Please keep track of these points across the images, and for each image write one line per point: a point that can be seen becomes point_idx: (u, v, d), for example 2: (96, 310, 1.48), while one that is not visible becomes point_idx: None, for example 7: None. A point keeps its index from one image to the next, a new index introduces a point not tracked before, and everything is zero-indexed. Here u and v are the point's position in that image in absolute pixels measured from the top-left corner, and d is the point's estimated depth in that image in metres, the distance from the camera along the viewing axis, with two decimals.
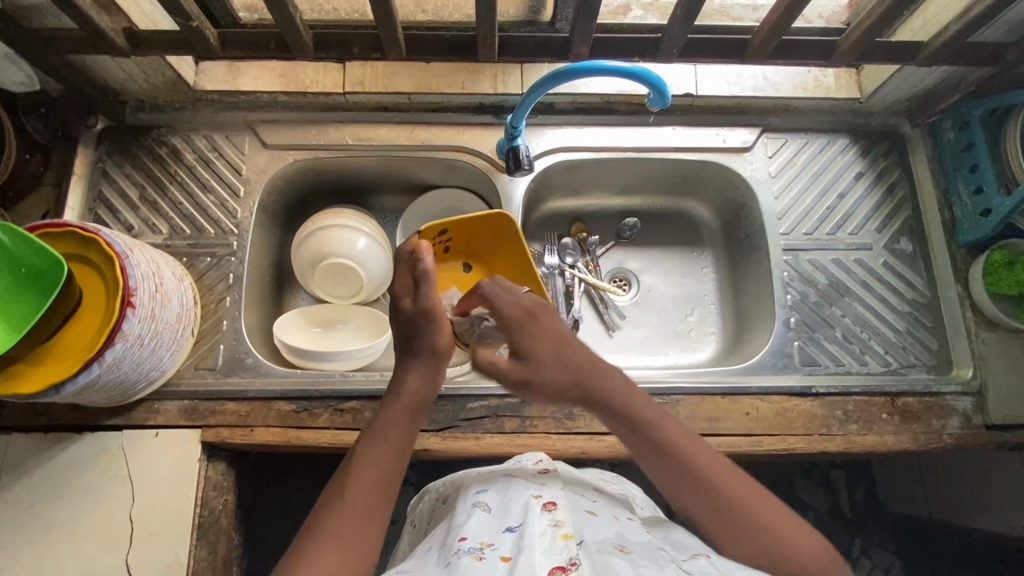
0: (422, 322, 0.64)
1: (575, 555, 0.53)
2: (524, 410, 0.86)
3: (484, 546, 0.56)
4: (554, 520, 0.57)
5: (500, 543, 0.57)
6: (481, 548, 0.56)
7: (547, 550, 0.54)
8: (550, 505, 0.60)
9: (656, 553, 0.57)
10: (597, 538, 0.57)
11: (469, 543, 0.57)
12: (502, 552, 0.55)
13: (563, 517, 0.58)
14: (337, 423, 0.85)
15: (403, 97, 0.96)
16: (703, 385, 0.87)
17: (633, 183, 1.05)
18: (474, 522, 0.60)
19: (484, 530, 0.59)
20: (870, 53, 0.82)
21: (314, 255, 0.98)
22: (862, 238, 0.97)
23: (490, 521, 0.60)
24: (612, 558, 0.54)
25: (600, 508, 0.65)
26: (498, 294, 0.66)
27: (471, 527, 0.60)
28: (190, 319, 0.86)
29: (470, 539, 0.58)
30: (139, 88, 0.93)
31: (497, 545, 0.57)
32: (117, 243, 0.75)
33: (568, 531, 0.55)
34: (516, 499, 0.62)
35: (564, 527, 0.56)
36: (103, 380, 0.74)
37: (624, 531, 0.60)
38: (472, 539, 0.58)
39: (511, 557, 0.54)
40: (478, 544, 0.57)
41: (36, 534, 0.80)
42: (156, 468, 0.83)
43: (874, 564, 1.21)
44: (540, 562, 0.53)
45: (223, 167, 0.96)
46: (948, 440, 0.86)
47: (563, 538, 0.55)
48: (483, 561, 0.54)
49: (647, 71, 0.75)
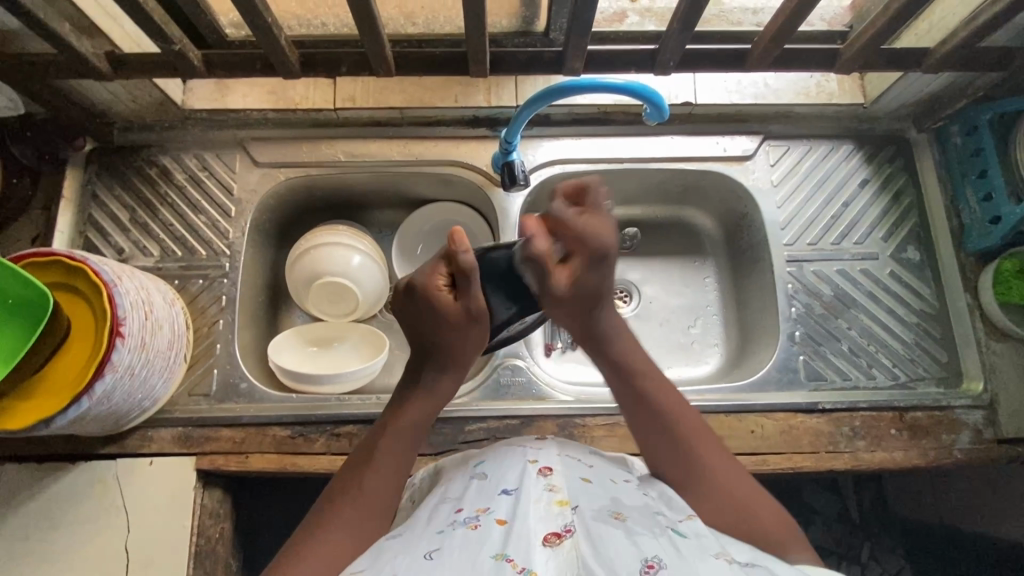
0: (472, 325, 0.69)
1: (570, 521, 0.53)
2: (524, 431, 0.85)
3: (479, 513, 0.55)
4: (550, 485, 0.57)
5: (496, 506, 0.55)
6: (477, 516, 0.55)
7: (543, 516, 0.53)
8: (546, 471, 0.59)
9: (650, 518, 0.56)
10: (593, 505, 0.55)
11: (465, 513, 0.56)
12: (498, 515, 0.54)
13: (558, 484, 0.57)
14: (334, 448, 0.84)
15: (395, 111, 0.94)
16: (707, 404, 0.85)
17: (632, 193, 1.03)
18: (470, 491, 0.59)
19: (480, 497, 0.58)
20: (875, 60, 0.79)
21: (308, 274, 0.96)
22: (867, 248, 0.94)
23: (486, 487, 0.59)
24: (607, 527, 0.52)
25: (598, 470, 0.63)
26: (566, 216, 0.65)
27: (468, 496, 0.59)
28: (182, 343, 0.84)
29: (466, 509, 0.57)
30: (127, 109, 0.91)
31: (493, 508, 0.55)
32: (106, 271, 0.74)
33: (563, 498, 0.55)
34: (513, 465, 0.61)
35: (559, 493, 0.56)
36: (93, 412, 0.73)
37: (620, 496, 0.59)
38: (468, 508, 0.57)
39: (506, 520, 0.53)
40: (474, 512, 0.56)
41: (32, 566, 0.79)
42: (151, 497, 0.81)
43: (883, 568, 1.19)
44: (535, 529, 0.52)
45: (215, 187, 0.95)
46: (959, 455, 0.84)
47: (558, 505, 0.54)
48: (478, 528, 0.53)
49: (643, 86, 0.73)
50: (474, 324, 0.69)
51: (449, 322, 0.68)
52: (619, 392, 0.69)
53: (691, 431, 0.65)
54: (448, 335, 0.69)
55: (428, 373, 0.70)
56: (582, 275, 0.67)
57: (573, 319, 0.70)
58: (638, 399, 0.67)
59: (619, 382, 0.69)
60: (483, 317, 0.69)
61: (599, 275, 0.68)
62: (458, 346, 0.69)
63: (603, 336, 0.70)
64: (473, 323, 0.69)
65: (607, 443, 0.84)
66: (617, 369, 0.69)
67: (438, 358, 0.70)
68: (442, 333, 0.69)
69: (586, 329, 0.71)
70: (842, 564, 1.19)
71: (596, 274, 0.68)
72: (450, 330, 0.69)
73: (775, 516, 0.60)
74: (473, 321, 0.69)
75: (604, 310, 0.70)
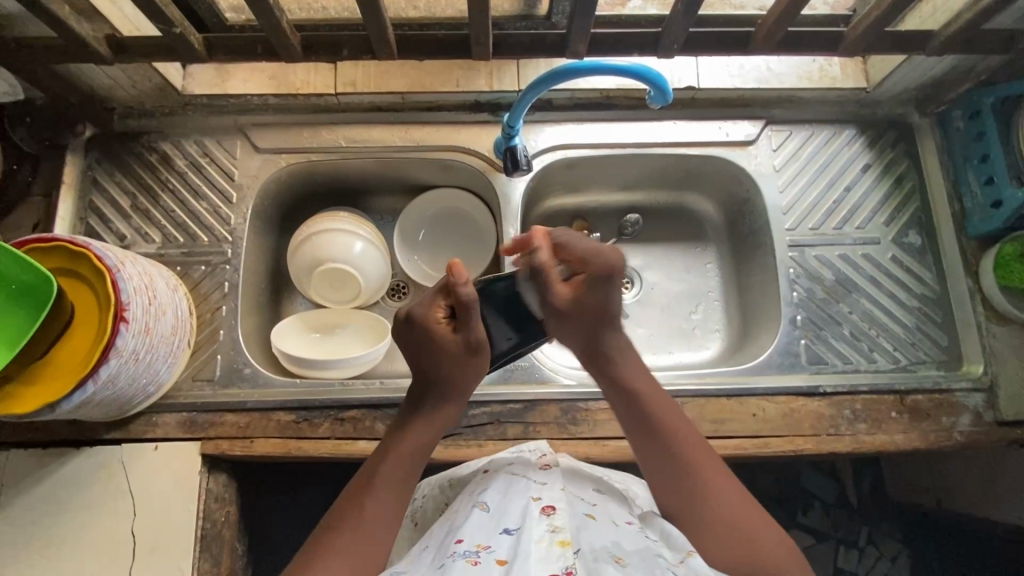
0: (472, 356, 0.70)
1: (571, 564, 0.53)
2: (528, 415, 0.85)
3: (479, 549, 0.57)
4: (551, 525, 0.57)
5: (496, 545, 0.57)
6: (477, 551, 0.57)
7: (543, 558, 0.54)
8: (549, 510, 0.59)
9: (650, 561, 0.57)
10: (593, 545, 0.56)
11: (465, 546, 0.58)
12: (498, 555, 0.56)
13: (561, 522, 0.57)
14: (339, 433, 0.84)
15: (397, 96, 0.94)
16: (709, 387, 0.86)
17: (634, 179, 1.03)
18: (471, 523, 0.61)
19: (481, 532, 0.59)
20: (880, 43, 0.78)
21: (310, 261, 0.96)
22: (869, 232, 0.95)
23: (488, 522, 0.60)
24: (604, 568, 0.54)
25: (600, 510, 0.64)
26: (573, 240, 0.72)
27: (469, 529, 0.60)
28: (186, 330, 0.84)
29: (466, 541, 0.59)
30: (126, 95, 0.91)
31: (493, 546, 0.57)
32: (108, 257, 0.74)
33: (565, 538, 0.55)
34: (516, 500, 0.63)
35: (561, 533, 0.56)
36: (99, 396, 0.73)
37: (620, 538, 0.60)
38: (469, 541, 0.58)
39: (506, 560, 0.55)
40: (475, 547, 0.57)
41: (39, 550, 0.80)
42: (156, 481, 0.82)
43: (880, 553, 1.20)
44: (534, 569, 0.53)
45: (216, 173, 0.94)
46: (959, 437, 0.85)
47: (560, 545, 0.55)
48: (478, 565, 0.54)
49: (647, 68, 0.72)
50: (475, 356, 0.70)
51: (448, 353, 0.69)
52: (626, 414, 0.69)
53: (702, 465, 0.65)
54: (446, 366, 0.70)
55: (432, 401, 0.70)
56: (587, 292, 0.70)
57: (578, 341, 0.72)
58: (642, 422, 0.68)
59: (628, 405, 0.69)
60: (481, 350, 0.70)
61: (603, 295, 0.69)
62: (457, 377, 0.70)
63: (608, 358, 0.71)
64: (473, 355, 0.70)
65: (609, 426, 0.85)
66: (622, 393, 0.70)
67: (439, 389, 0.70)
68: (443, 364, 0.70)
69: (588, 351, 0.72)
70: (840, 549, 1.20)
71: (601, 294, 0.69)
72: (450, 361, 0.70)
73: (779, 552, 0.61)
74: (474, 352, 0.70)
75: (609, 332, 0.71)
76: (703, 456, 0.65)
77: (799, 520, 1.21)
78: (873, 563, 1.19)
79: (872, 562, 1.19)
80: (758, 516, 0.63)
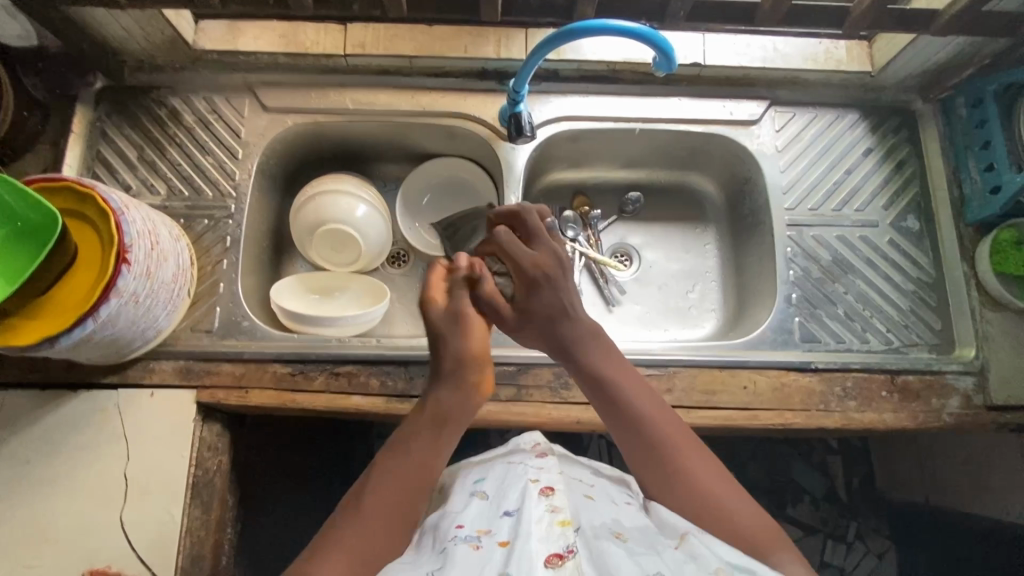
0: (454, 328, 0.66)
1: (572, 543, 0.55)
2: (521, 378, 0.86)
3: (481, 534, 0.58)
4: (551, 505, 0.59)
5: (498, 529, 0.58)
6: (478, 536, 0.58)
7: (546, 537, 0.56)
8: (547, 490, 0.62)
9: (651, 539, 0.58)
10: (594, 524, 0.58)
11: (466, 531, 0.59)
12: (500, 538, 0.57)
13: (560, 503, 0.60)
14: (333, 387, 0.85)
15: (405, 60, 0.95)
16: (702, 358, 0.86)
17: (637, 155, 1.04)
18: (471, 511, 0.62)
19: (482, 519, 0.60)
20: (882, 21, 0.80)
21: (312, 221, 0.98)
22: (868, 216, 0.95)
23: (488, 509, 0.62)
24: (608, 545, 0.55)
25: (598, 492, 0.67)
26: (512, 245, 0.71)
27: (469, 515, 0.62)
28: (186, 279, 0.85)
29: (467, 527, 0.60)
30: (139, 47, 0.92)
31: (495, 530, 0.58)
32: (113, 200, 0.75)
33: (565, 518, 0.57)
34: (513, 484, 0.64)
35: (561, 513, 0.58)
36: (98, 335, 0.74)
37: (621, 517, 0.62)
38: (469, 526, 0.60)
39: (508, 542, 0.56)
40: (475, 532, 0.58)
41: (33, 488, 0.81)
42: (152, 426, 0.83)
43: (868, 548, 1.21)
44: (537, 548, 0.54)
45: (222, 129, 0.95)
46: (947, 419, 0.85)
47: (560, 525, 0.57)
48: (480, 549, 0.55)
49: (652, 32, 0.73)
50: (460, 327, 0.66)
51: (437, 328, 0.66)
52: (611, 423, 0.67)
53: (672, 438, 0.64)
54: (436, 337, 0.67)
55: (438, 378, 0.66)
56: (528, 301, 0.69)
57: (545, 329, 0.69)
58: (642, 443, 0.64)
59: (603, 402, 0.67)
60: (469, 319, 0.66)
61: (546, 299, 0.69)
62: (457, 358, 0.65)
63: (575, 353, 0.68)
64: (455, 325, 0.66)
65: None
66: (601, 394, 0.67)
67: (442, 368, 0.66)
68: (444, 343, 0.66)
69: (555, 344, 0.69)
70: (828, 542, 1.21)
71: (542, 297, 0.69)
72: (441, 343, 0.66)
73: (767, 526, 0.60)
74: (454, 324, 0.66)
75: (564, 326, 0.69)
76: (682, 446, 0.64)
77: (789, 512, 1.21)
78: (859, 558, 1.20)
79: (859, 557, 1.20)
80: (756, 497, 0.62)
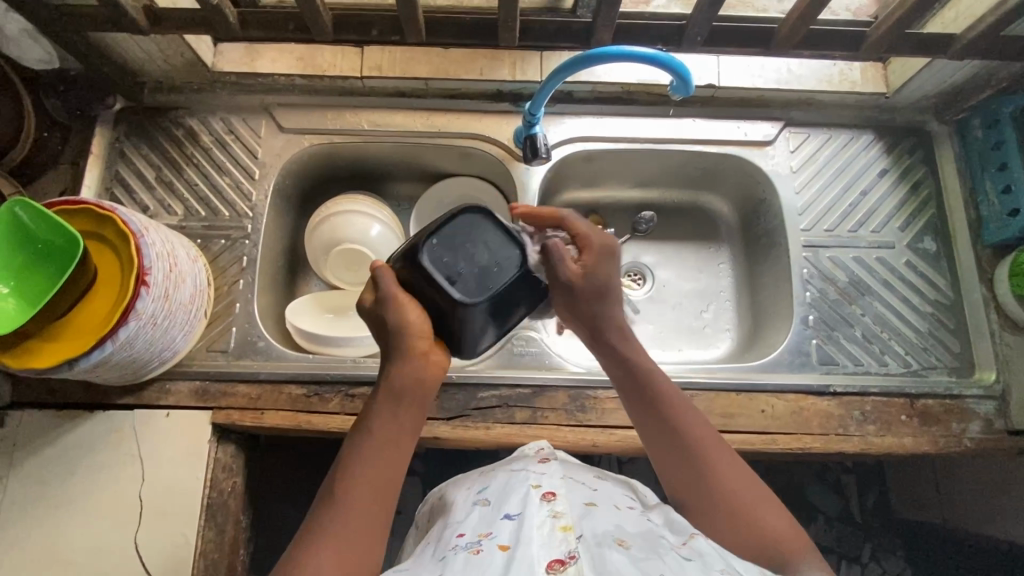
0: (388, 309, 0.62)
1: (574, 548, 0.54)
2: (536, 400, 0.85)
3: (481, 539, 0.57)
4: (552, 511, 0.58)
5: (498, 532, 0.57)
6: (479, 542, 0.57)
7: (546, 543, 0.54)
8: (549, 496, 0.61)
9: (654, 542, 0.57)
10: (597, 531, 0.57)
11: (467, 538, 0.58)
12: (501, 541, 0.56)
13: (562, 509, 0.59)
14: (348, 409, 0.85)
15: (421, 82, 0.95)
16: (720, 381, 0.86)
17: (651, 175, 1.04)
18: (473, 518, 0.62)
19: (483, 524, 0.60)
20: (900, 45, 0.80)
21: (328, 240, 0.98)
22: (884, 236, 0.95)
23: (489, 514, 0.61)
24: (611, 551, 0.53)
25: (600, 496, 0.66)
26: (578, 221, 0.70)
27: (471, 523, 0.61)
28: (203, 300, 0.85)
29: (468, 534, 0.59)
30: (158, 69, 0.93)
31: (495, 534, 0.57)
32: (134, 222, 0.75)
33: (567, 524, 0.56)
34: (515, 489, 0.64)
35: (563, 519, 0.57)
36: (115, 358, 0.74)
37: (624, 521, 0.61)
38: (470, 534, 0.59)
39: (508, 547, 0.55)
40: (476, 538, 0.58)
41: (48, 509, 0.81)
42: (168, 447, 0.83)
43: (883, 569, 1.18)
44: (539, 555, 0.53)
45: (240, 150, 0.96)
46: (968, 444, 0.84)
47: (562, 530, 0.55)
48: (479, 554, 0.54)
49: (670, 57, 0.73)
50: (395, 308, 0.62)
51: (374, 322, 0.64)
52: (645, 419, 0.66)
53: (683, 414, 0.65)
54: (378, 324, 0.64)
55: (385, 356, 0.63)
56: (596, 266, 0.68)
57: (582, 322, 0.69)
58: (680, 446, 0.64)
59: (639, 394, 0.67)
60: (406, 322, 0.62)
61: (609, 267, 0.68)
62: (400, 334, 0.62)
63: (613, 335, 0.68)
64: (389, 305, 0.63)
65: (617, 415, 0.85)
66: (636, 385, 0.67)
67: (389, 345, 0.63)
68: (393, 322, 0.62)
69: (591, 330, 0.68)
70: (843, 563, 1.18)
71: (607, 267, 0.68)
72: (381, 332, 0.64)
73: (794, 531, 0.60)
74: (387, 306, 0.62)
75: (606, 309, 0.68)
76: (716, 449, 0.64)
77: None
78: None
79: None
80: (788, 526, 0.60)
